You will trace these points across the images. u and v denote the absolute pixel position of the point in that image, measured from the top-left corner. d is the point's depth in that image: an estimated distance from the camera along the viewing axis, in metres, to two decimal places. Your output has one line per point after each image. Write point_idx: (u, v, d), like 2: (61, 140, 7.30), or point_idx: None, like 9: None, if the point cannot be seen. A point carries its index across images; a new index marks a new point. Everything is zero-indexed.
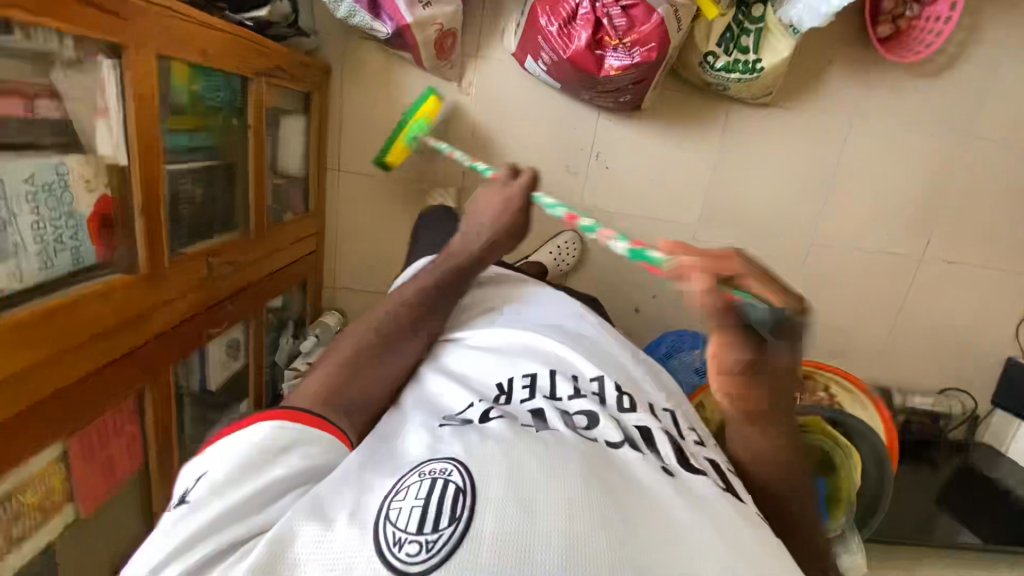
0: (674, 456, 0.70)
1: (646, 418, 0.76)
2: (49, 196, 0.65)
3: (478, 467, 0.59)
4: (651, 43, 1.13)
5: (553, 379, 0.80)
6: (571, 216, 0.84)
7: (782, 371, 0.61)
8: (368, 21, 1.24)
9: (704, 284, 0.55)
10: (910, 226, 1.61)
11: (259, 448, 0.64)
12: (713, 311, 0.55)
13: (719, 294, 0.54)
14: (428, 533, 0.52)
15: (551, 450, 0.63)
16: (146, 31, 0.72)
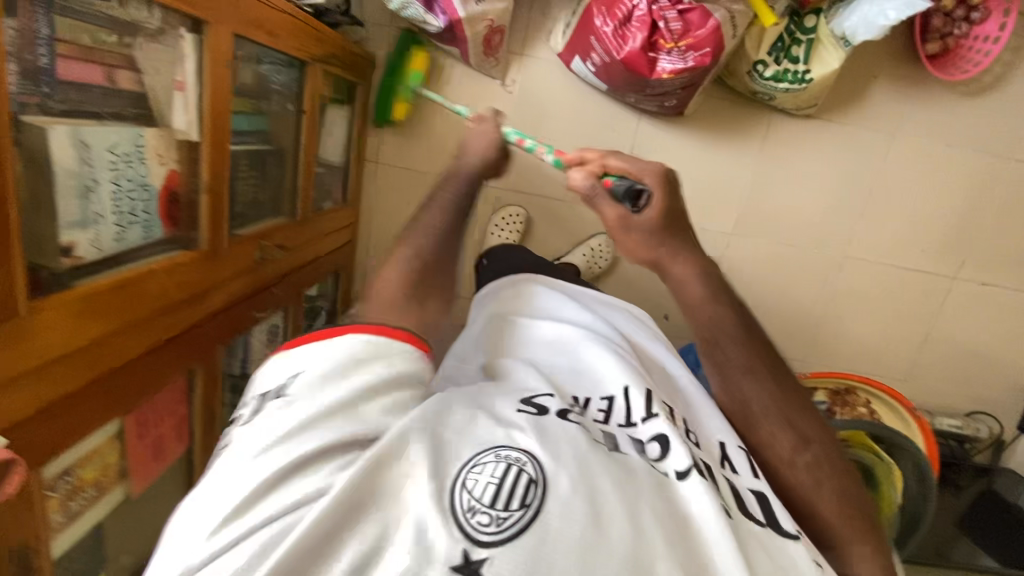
0: (735, 498, 0.67)
1: (711, 457, 0.72)
2: (128, 167, 0.64)
3: (556, 463, 0.57)
4: (704, 48, 1.13)
5: (629, 401, 0.76)
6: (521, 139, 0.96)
7: (658, 229, 0.83)
8: (421, 14, 1.25)
9: (581, 174, 0.84)
10: (945, 245, 1.60)
11: (349, 362, 0.59)
12: (589, 189, 0.83)
13: (591, 180, 0.84)
14: (500, 510, 0.52)
15: (621, 466, 0.61)
16: (226, 9, 0.72)
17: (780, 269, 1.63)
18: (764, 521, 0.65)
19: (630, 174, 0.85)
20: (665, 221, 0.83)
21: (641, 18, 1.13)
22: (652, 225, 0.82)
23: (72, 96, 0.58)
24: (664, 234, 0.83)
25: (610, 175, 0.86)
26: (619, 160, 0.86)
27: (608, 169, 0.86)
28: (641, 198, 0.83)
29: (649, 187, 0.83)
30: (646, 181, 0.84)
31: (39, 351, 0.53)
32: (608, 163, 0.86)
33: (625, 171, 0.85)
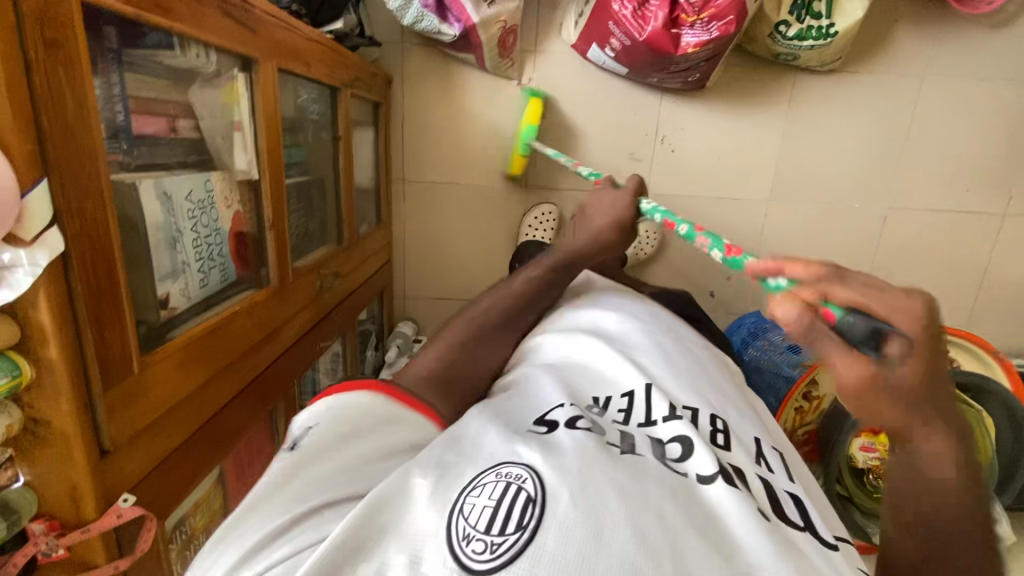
0: (769, 501, 0.63)
1: (740, 457, 0.68)
2: (203, 212, 0.64)
3: (559, 478, 0.52)
4: (727, 16, 1.11)
5: (648, 402, 0.72)
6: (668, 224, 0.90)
7: (922, 401, 0.46)
8: (436, 25, 1.24)
9: (791, 303, 0.48)
10: (991, 182, 1.56)
11: (353, 416, 0.60)
12: (802, 332, 0.48)
13: (808, 314, 0.47)
14: (495, 535, 0.48)
15: (634, 468, 0.57)
16: (268, 45, 0.72)
17: (822, 230, 1.60)
18: (801, 525, 0.61)
19: (864, 304, 0.47)
20: (930, 381, 0.45)
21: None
22: (911, 390, 0.45)
23: (143, 151, 0.58)
24: (919, 399, 0.46)
25: (831, 302, 0.49)
26: (848, 283, 0.49)
27: (833, 296, 0.49)
28: (887, 341, 0.44)
29: (909, 331, 0.44)
30: (901, 323, 0.45)
31: (153, 407, 0.53)
32: (825, 289, 0.50)
33: (861, 303, 0.47)
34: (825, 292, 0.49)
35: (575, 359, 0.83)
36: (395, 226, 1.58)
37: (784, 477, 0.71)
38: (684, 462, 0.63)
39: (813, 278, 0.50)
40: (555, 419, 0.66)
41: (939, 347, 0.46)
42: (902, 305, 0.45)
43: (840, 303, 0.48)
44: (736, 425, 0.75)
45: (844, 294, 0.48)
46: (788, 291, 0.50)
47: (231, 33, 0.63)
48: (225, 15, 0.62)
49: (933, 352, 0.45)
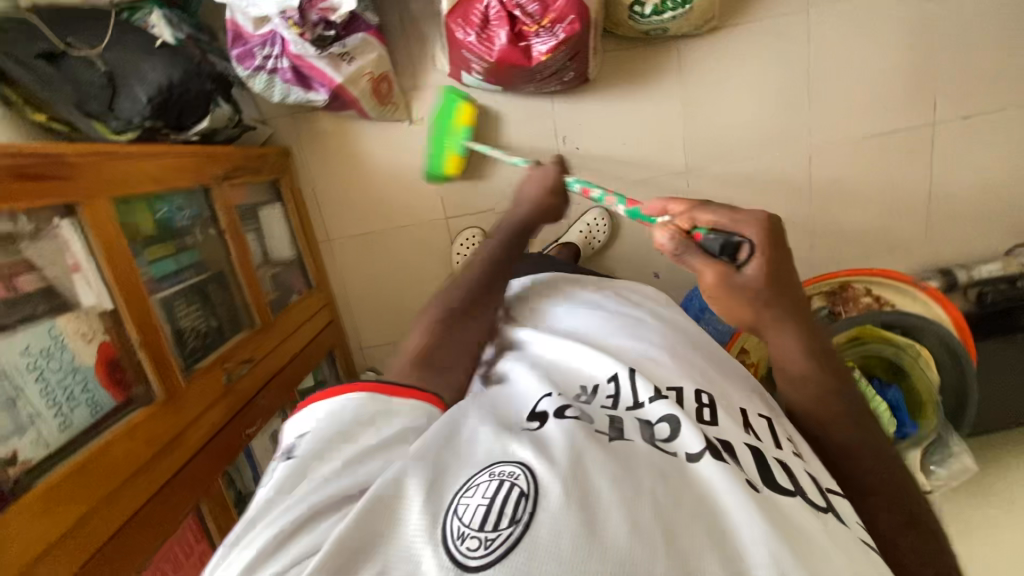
0: (758, 471, 0.62)
1: (731, 432, 0.67)
2: (50, 359, 0.70)
3: (550, 472, 0.55)
4: (568, 16, 1.11)
5: (633, 383, 0.73)
6: (586, 190, 1.08)
7: (755, 283, 0.67)
8: (303, 95, 1.28)
9: (670, 233, 0.68)
10: (907, 97, 1.52)
11: (350, 419, 0.65)
12: (676, 247, 0.68)
13: (681, 237, 0.68)
14: (488, 532, 0.50)
15: (622, 457, 0.59)
16: (93, 183, 0.77)
17: (749, 185, 1.58)
18: (791, 489, 0.61)
19: (722, 227, 0.68)
20: (772, 278, 0.67)
21: (499, 13, 1.12)
22: (759, 283, 0.66)
23: None
24: (769, 292, 0.67)
25: (699, 227, 0.71)
26: (711, 211, 0.70)
27: (699, 223, 0.71)
28: (740, 251, 0.67)
29: (749, 238, 0.66)
30: (744, 232, 0.67)
31: (19, 556, 0.58)
32: (695, 221, 0.71)
33: (721, 225, 0.69)
34: (694, 221, 0.71)
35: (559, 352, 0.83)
36: (332, 285, 1.61)
37: (771, 442, 0.69)
38: (674, 442, 0.64)
39: (686, 209, 0.74)
40: (545, 410, 0.69)
41: (779, 246, 0.67)
42: (754, 223, 0.67)
43: (701, 228, 0.70)
44: (724, 395, 0.75)
45: (711, 220, 0.70)
46: (671, 221, 0.74)
47: (40, 188, 0.68)
48: (31, 178, 0.67)
49: (773, 254, 0.66)
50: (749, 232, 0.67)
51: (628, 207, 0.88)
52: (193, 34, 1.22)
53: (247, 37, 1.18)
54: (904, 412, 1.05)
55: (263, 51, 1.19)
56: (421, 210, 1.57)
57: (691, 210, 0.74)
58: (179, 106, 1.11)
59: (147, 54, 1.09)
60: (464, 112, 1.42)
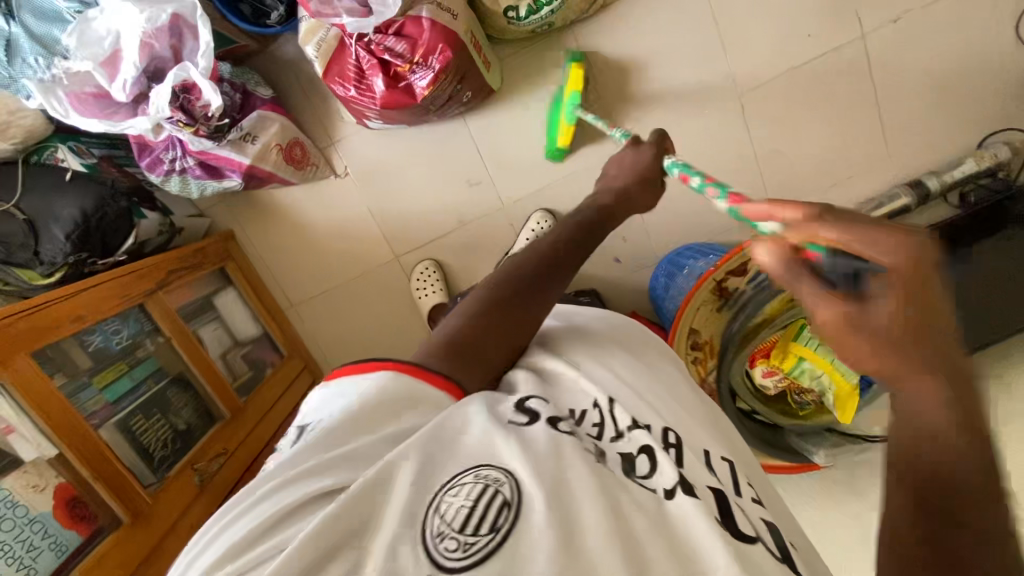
0: (718, 507, 0.53)
1: (700, 471, 0.56)
2: (3, 520, 0.78)
3: (540, 484, 0.47)
4: (438, 46, 1.10)
5: (615, 416, 0.60)
6: (684, 177, 0.81)
7: (899, 331, 0.42)
8: (219, 184, 1.31)
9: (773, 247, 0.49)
10: (827, 16, 1.44)
11: (377, 402, 0.54)
12: (781, 264, 0.49)
13: (785, 252, 0.49)
14: (469, 535, 0.43)
15: (606, 482, 0.51)
16: (13, 345, 0.82)
17: (688, 149, 1.53)
18: (753, 536, 0.51)
19: (843, 243, 0.46)
20: (921, 324, 0.42)
21: (370, 60, 1.12)
22: (892, 328, 0.43)
23: None
24: (901, 343, 0.42)
25: (816, 244, 0.49)
26: (859, 222, 0.45)
27: (819, 237, 0.48)
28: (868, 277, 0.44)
29: (888, 263, 0.43)
30: (881, 254, 0.43)
31: None
32: (816, 235, 0.48)
33: (849, 240, 0.46)
34: (812, 233, 0.48)
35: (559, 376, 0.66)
36: (309, 348, 1.65)
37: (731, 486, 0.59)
38: (652, 478, 0.54)
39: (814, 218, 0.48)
40: (535, 409, 0.58)
41: (938, 277, 0.42)
42: (883, 238, 0.43)
43: (820, 244, 0.48)
44: (692, 428, 0.63)
45: (829, 234, 0.47)
46: (786, 231, 0.51)
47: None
48: None
49: (929, 290, 0.42)
50: (897, 247, 0.43)
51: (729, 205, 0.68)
52: (107, 153, 1.29)
53: (151, 146, 1.23)
54: None
55: (169, 155, 1.24)
56: (371, 255, 1.58)
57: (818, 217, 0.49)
58: (101, 231, 1.15)
59: (60, 191, 1.14)
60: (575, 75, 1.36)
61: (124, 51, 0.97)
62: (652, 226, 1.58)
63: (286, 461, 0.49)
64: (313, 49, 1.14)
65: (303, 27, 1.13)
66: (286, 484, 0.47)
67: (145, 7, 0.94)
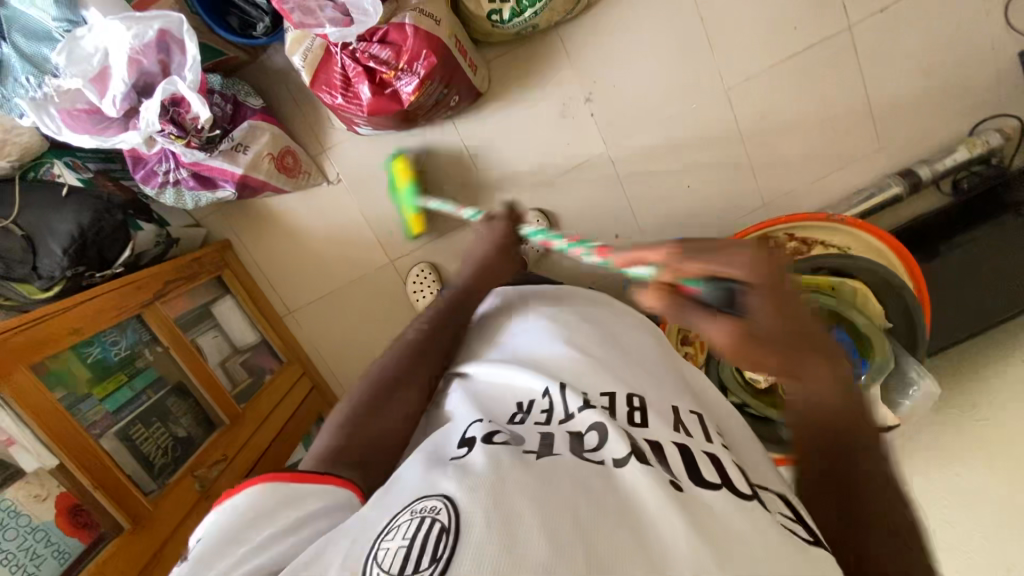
0: (683, 467, 0.61)
1: (660, 431, 0.66)
2: (6, 530, 0.80)
3: (472, 502, 0.52)
4: (422, 52, 1.12)
5: (565, 398, 0.71)
6: (548, 241, 0.95)
7: (772, 331, 0.55)
8: (212, 194, 1.33)
9: (657, 291, 0.63)
10: (812, 9, 1.44)
11: (251, 517, 0.63)
12: (668, 304, 0.61)
13: (670, 293, 0.62)
14: (410, 572, 0.47)
15: (546, 475, 0.57)
16: (12, 359, 0.83)
17: (677, 146, 1.54)
18: (717, 483, 0.59)
19: (713, 272, 0.59)
20: (785, 324, 0.55)
21: (356, 68, 1.14)
22: (775, 330, 0.55)
23: None
24: (785, 341, 0.55)
25: (688, 277, 0.61)
26: (706, 255, 0.60)
27: (684, 272, 0.62)
28: (737, 299, 0.56)
29: (748, 282, 0.56)
30: (740, 275, 0.56)
31: None
32: (684, 269, 0.62)
33: (710, 272, 0.59)
34: (682, 272, 0.61)
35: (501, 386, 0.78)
36: (308, 353, 1.67)
37: (698, 441, 0.67)
38: (601, 450, 0.62)
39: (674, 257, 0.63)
40: (472, 437, 0.66)
41: (786, 289, 0.56)
42: (743, 262, 0.56)
43: (693, 278, 0.60)
44: (654, 398, 0.73)
45: (700, 268, 0.60)
46: (658, 274, 0.65)
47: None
48: None
49: (783, 292, 0.55)
50: (745, 274, 0.56)
51: (599, 258, 0.84)
52: (103, 168, 1.32)
53: (145, 159, 1.25)
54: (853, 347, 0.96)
55: (163, 167, 1.26)
56: (365, 260, 1.59)
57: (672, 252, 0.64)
58: (97, 244, 1.17)
59: (57, 206, 1.17)
60: (402, 170, 1.42)
61: (112, 68, 0.98)
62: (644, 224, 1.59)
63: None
64: (300, 59, 1.15)
65: (290, 36, 1.14)
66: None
67: (132, 24, 0.96)
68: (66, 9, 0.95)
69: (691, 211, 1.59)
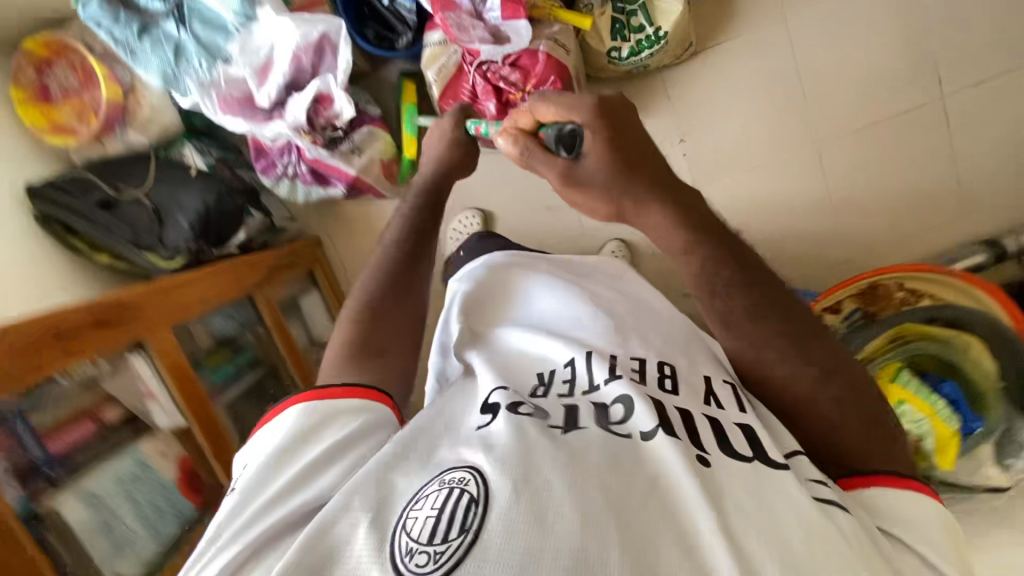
0: (717, 439, 0.62)
1: (689, 401, 0.67)
2: (138, 484, 0.82)
3: (501, 473, 0.52)
4: (550, 77, 1.18)
5: (589, 366, 0.70)
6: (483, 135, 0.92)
7: (604, 178, 0.70)
8: (323, 190, 1.38)
9: (511, 141, 0.73)
10: (908, 76, 1.50)
11: (291, 443, 0.64)
12: (522, 152, 0.73)
13: (522, 142, 0.72)
14: (439, 544, 0.47)
15: (575, 450, 0.56)
16: (155, 318, 0.87)
17: (763, 193, 1.57)
18: (749, 456, 0.60)
19: (555, 120, 0.72)
20: (610, 164, 0.70)
21: (486, 88, 1.20)
22: (599, 175, 0.70)
23: (78, 460, 0.78)
24: (610, 183, 0.70)
25: (541, 124, 0.73)
26: (551, 103, 0.71)
27: (539, 119, 0.73)
28: (573, 141, 0.71)
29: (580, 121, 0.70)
30: (573, 117, 0.70)
31: None
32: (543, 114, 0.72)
33: (554, 117, 0.72)
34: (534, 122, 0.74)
35: (518, 354, 0.78)
36: None
37: (733, 409, 0.68)
38: (628, 422, 0.61)
39: (525, 111, 0.74)
40: (496, 403, 0.65)
41: (614, 122, 0.71)
42: (579, 101, 0.70)
43: (543, 126, 0.73)
44: (686, 368, 0.74)
45: (544, 117, 0.72)
46: (514, 123, 0.76)
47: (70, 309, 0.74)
48: (98, 330, 0.77)
49: (600, 123, 0.70)
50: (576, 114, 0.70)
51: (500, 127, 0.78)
52: (223, 156, 1.36)
53: (268, 151, 1.32)
54: (965, 407, 0.98)
55: (286, 161, 1.32)
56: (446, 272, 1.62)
57: (526, 109, 0.74)
58: (218, 223, 1.23)
59: (186, 184, 1.23)
60: (410, 89, 1.38)
61: (275, 61, 1.07)
62: None
63: (237, 506, 0.59)
64: (433, 74, 1.21)
65: (427, 52, 1.21)
66: (260, 517, 0.57)
67: (300, 23, 1.04)
68: (247, 5, 1.01)
69: (771, 257, 1.61)
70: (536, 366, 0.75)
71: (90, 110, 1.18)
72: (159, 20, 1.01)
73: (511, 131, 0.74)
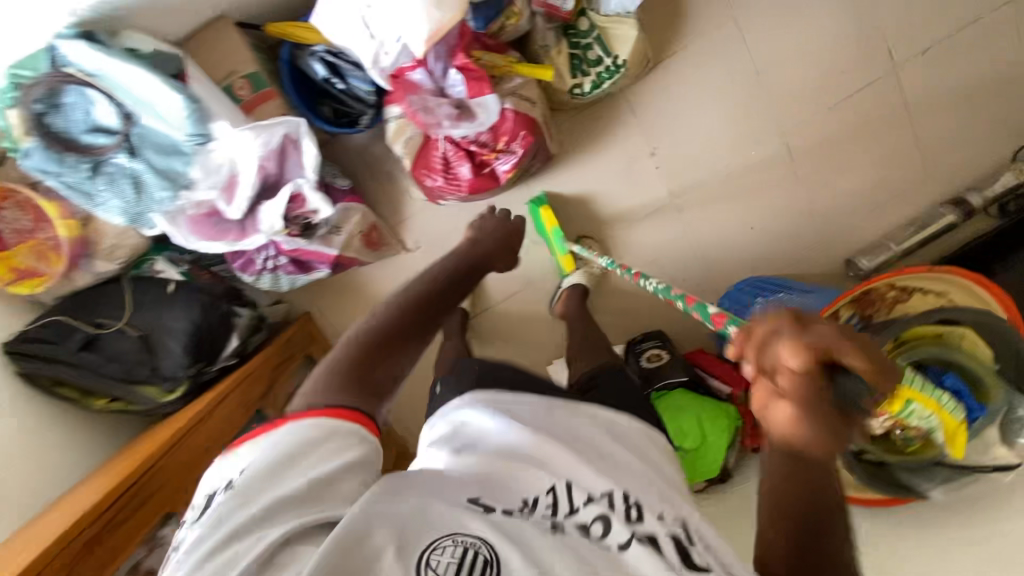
0: (678, 557, 0.57)
1: (656, 525, 0.60)
2: None
3: (515, 546, 0.53)
4: (520, 132, 1.16)
5: (574, 496, 0.61)
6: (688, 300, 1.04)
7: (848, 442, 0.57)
8: (308, 276, 1.35)
9: (799, 368, 0.52)
10: (861, 54, 1.52)
11: (295, 452, 0.63)
12: (810, 397, 0.53)
13: (812, 384, 0.52)
14: None
15: (570, 543, 0.56)
16: (166, 491, 0.96)
17: (739, 191, 1.60)
18: (707, 568, 0.57)
19: (866, 368, 0.52)
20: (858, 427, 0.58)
21: (458, 153, 1.18)
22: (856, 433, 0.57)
23: None
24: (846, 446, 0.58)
25: (840, 364, 0.53)
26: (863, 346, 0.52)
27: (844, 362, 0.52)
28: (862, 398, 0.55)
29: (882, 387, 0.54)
30: (879, 380, 0.53)
31: None
32: (841, 358, 0.52)
33: (866, 369, 0.52)
34: (830, 358, 0.52)
35: (487, 478, 0.63)
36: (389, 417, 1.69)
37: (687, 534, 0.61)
38: (606, 537, 0.58)
39: (826, 337, 0.52)
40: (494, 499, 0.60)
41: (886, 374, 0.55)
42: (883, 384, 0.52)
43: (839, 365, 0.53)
44: (648, 494, 0.64)
45: (860, 360, 0.51)
46: (788, 339, 0.53)
47: (45, 553, 0.75)
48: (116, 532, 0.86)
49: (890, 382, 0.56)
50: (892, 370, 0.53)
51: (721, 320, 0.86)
52: (196, 257, 1.30)
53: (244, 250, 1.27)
54: (970, 397, 1.04)
55: (261, 256, 1.27)
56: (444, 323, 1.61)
57: (823, 335, 0.52)
58: (210, 337, 1.19)
59: (168, 303, 1.19)
60: (547, 217, 1.54)
61: (241, 175, 1.01)
62: (713, 266, 1.65)
63: (219, 516, 0.57)
64: (402, 147, 1.17)
65: (390, 128, 1.17)
66: (246, 530, 0.55)
67: (261, 132, 1.00)
68: (199, 123, 0.96)
69: (758, 250, 1.64)
70: (511, 496, 0.61)
71: (50, 249, 1.12)
72: (111, 154, 0.95)
73: (805, 361, 0.52)
